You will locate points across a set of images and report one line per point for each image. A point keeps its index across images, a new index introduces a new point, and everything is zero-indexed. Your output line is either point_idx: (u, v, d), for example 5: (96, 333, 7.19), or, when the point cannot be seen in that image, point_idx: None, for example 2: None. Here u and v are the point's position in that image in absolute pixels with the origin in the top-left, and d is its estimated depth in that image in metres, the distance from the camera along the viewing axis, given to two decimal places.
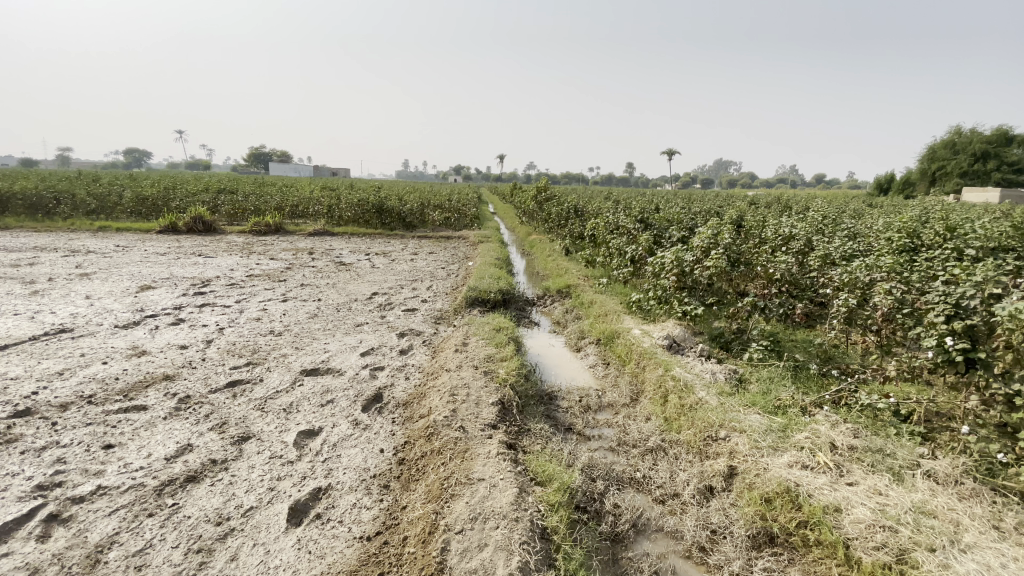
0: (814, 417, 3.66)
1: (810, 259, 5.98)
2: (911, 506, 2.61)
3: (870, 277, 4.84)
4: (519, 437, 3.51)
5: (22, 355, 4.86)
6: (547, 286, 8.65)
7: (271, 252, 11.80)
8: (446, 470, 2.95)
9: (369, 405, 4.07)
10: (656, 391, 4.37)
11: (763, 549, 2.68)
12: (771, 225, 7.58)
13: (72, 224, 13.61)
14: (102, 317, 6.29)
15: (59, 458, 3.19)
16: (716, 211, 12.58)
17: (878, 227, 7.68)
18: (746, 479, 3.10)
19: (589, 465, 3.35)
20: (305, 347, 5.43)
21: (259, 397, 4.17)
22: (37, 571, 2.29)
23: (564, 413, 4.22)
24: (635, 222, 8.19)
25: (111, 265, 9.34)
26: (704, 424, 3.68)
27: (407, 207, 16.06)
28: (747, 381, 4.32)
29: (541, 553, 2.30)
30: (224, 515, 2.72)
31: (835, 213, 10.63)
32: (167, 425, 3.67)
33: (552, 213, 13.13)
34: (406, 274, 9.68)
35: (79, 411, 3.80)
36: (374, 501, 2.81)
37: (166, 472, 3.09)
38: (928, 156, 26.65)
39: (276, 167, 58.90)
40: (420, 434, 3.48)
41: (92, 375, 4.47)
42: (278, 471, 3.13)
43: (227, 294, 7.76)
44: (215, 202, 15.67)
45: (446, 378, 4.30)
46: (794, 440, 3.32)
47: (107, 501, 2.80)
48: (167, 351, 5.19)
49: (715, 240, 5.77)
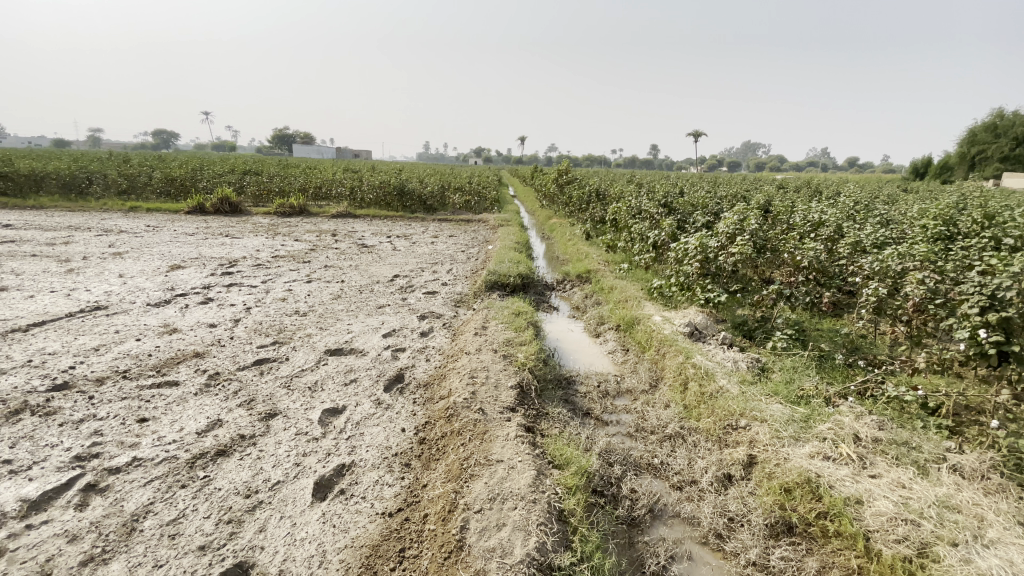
0: (837, 407, 3.60)
1: (840, 246, 5.81)
2: (935, 500, 2.57)
3: (903, 266, 4.69)
4: (538, 421, 3.55)
5: (60, 331, 5.09)
6: (568, 271, 8.62)
7: (295, 233, 11.99)
8: (465, 451, 3.00)
9: (391, 385, 4.16)
10: (675, 378, 4.35)
11: (781, 538, 2.68)
12: (800, 210, 7.38)
13: (105, 204, 14.05)
14: (135, 294, 6.53)
15: (97, 431, 3.35)
16: (743, 195, 12.29)
17: (912, 213, 7.40)
18: (766, 468, 3.07)
19: (606, 449, 3.38)
20: (329, 328, 5.55)
21: (284, 375, 4.30)
22: (76, 538, 2.43)
23: (583, 398, 4.24)
24: (658, 206, 8.06)
25: (143, 245, 9.64)
26: (724, 413, 3.66)
27: (427, 189, 16.08)
28: (769, 370, 4.26)
29: (558, 535, 2.34)
30: (253, 488, 2.83)
31: (866, 199, 10.25)
32: (198, 401, 3.82)
33: (573, 197, 13.01)
34: (426, 257, 9.75)
35: (115, 386, 3.98)
36: (396, 479, 2.89)
37: (197, 445, 3.22)
38: (969, 138, 25.43)
39: (299, 148, 59.42)
40: (440, 415, 3.54)
41: (126, 352, 4.66)
42: (303, 447, 3.23)
43: (253, 274, 7.95)
44: (240, 183, 15.95)
45: (465, 360, 4.36)
46: (817, 431, 3.28)
47: (141, 472, 2.94)
48: (197, 329, 5.37)
49: (740, 226, 5.65)
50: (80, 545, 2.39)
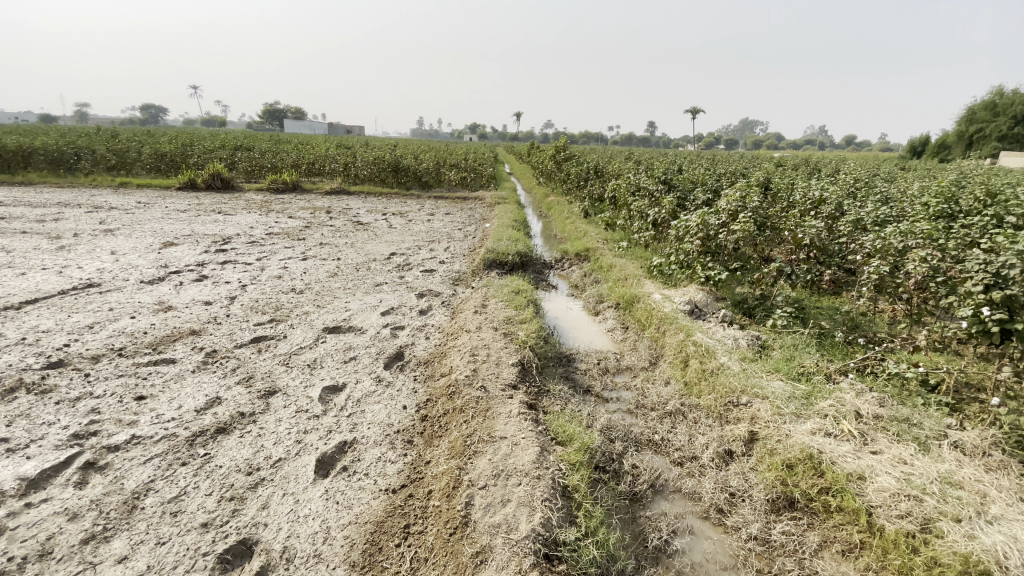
0: (838, 384, 3.62)
1: (840, 223, 5.79)
2: (937, 476, 2.59)
3: (905, 243, 4.67)
4: (539, 398, 3.54)
5: (52, 309, 5.00)
6: (566, 249, 8.56)
7: (289, 210, 11.82)
8: (468, 428, 2.99)
9: (390, 363, 4.13)
10: (676, 355, 4.34)
11: (782, 512, 2.70)
12: (801, 187, 7.34)
13: (94, 180, 13.77)
14: (128, 272, 6.42)
15: (94, 408, 3.32)
16: (742, 172, 12.16)
17: (913, 191, 7.36)
18: (768, 444, 3.08)
19: (608, 426, 3.39)
20: (326, 305, 5.50)
21: (283, 353, 4.26)
22: (77, 516, 2.41)
23: (583, 375, 4.24)
24: (658, 183, 7.96)
25: (134, 222, 9.46)
26: (725, 389, 3.66)
27: (423, 165, 15.83)
28: (770, 348, 4.26)
29: (563, 510, 2.34)
30: (255, 465, 2.82)
31: (866, 176, 10.16)
32: (196, 378, 3.78)
33: (571, 173, 12.83)
34: (423, 235, 9.65)
35: (111, 364, 3.93)
36: (398, 456, 2.88)
37: (196, 423, 3.20)
38: (967, 116, 25.18)
39: (292, 123, 58.21)
40: (442, 392, 3.52)
41: (121, 329, 4.60)
42: (303, 425, 3.22)
43: (248, 252, 7.83)
44: (232, 159, 15.64)
45: (465, 338, 4.33)
46: (818, 407, 3.29)
47: (141, 450, 2.92)
48: (193, 307, 5.30)
49: (743, 203, 5.60)
50: (82, 522, 2.37)
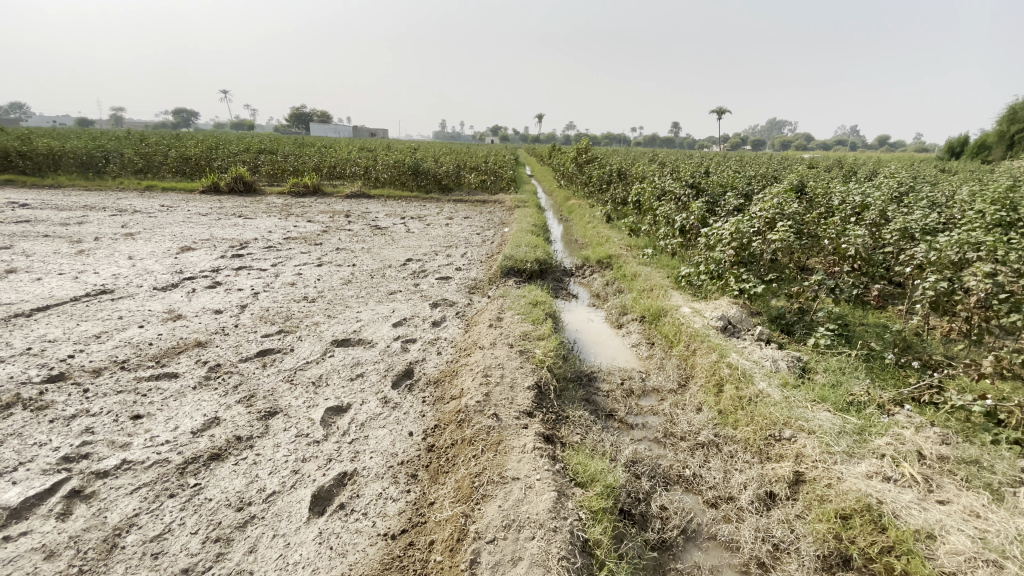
0: (894, 417, 3.23)
1: (887, 232, 5.33)
2: (1017, 534, 2.20)
3: (963, 256, 4.26)
4: (557, 426, 3.24)
5: (62, 317, 4.92)
6: (587, 255, 8.23)
7: (308, 214, 11.79)
8: (478, 465, 2.70)
9: (399, 381, 3.88)
10: (708, 378, 3.98)
11: (835, 573, 2.34)
12: (840, 192, 6.87)
13: (121, 183, 14.02)
14: (143, 278, 6.36)
15: (88, 428, 3.16)
16: (772, 175, 11.59)
17: (963, 195, 6.83)
18: (816, 489, 2.72)
19: (633, 459, 3.07)
20: (338, 315, 5.30)
21: (288, 368, 4.06)
22: (52, 555, 2.21)
23: (605, 398, 3.92)
24: (685, 187, 7.58)
25: (155, 226, 9.50)
26: (766, 421, 3.28)
27: (442, 168, 15.67)
28: (812, 371, 3.88)
29: (583, 572, 2.04)
30: (246, 500, 2.59)
31: (907, 179, 9.54)
32: (196, 395, 3.60)
33: (593, 176, 12.48)
34: (441, 240, 9.43)
35: (111, 377, 3.79)
36: (401, 493, 2.62)
37: (190, 447, 3.00)
38: (1010, 116, 23.62)
39: (317, 126, 59.04)
40: (451, 417, 3.25)
41: (127, 340, 4.47)
42: (303, 452, 2.99)
43: (264, 258, 7.73)
44: (254, 162, 15.77)
45: (479, 356, 4.05)
46: (874, 446, 2.91)
47: (130, 477, 2.73)
48: (202, 316, 5.16)
49: (781, 209, 5.20)
50: (57, 562, 2.18)
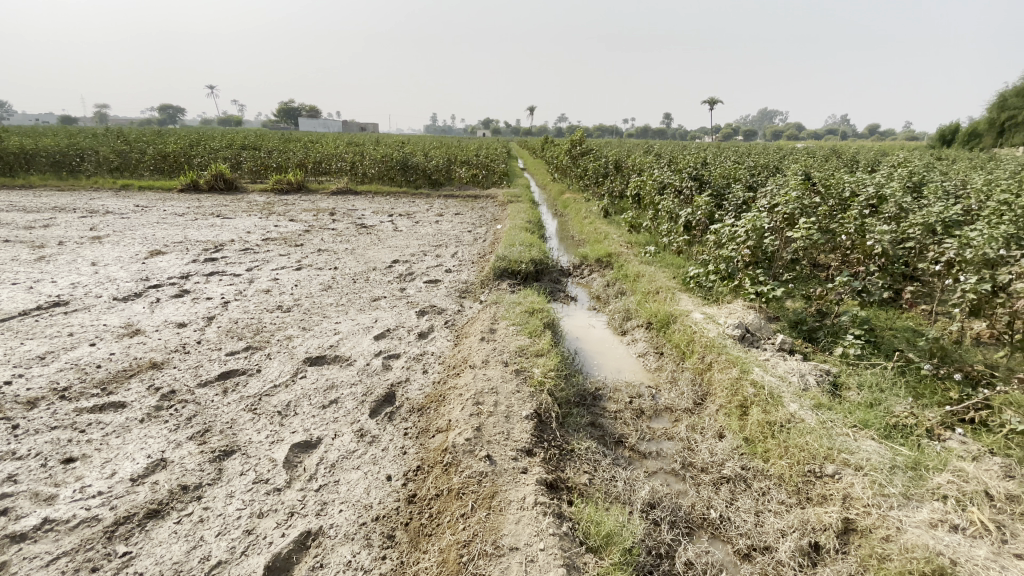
0: (947, 446, 2.82)
1: (910, 225, 4.89)
2: None
3: (1001, 254, 3.79)
4: (560, 465, 2.79)
5: (5, 335, 4.38)
6: (585, 253, 7.75)
7: (292, 212, 11.22)
8: (468, 529, 2.23)
9: (379, 409, 3.40)
10: (729, 398, 3.54)
11: None
12: (854, 181, 6.42)
13: (95, 183, 13.34)
14: (103, 287, 5.80)
15: (8, 477, 2.63)
16: (774, 166, 11.17)
17: (981, 184, 6.44)
18: (871, 544, 2.28)
19: (651, 502, 2.61)
20: (314, 327, 4.81)
21: (252, 394, 3.56)
22: None
23: (613, 421, 3.47)
24: (688, 179, 7.10)
25: (126, 228, 8.90)
26: (803, 453, 2.85)
27: (432, 163, 15.09)
28: (845, 387, 3.45)
29: None
30: (184, 573, 2.10)
31: (916, 168, 9.17)
32: (143, 430, 3.10)
33: (588, 169, 11.99)
34: (430, 239, 8.92)
35: (47, 409, 3.27)
36: (375, 561, 2.16)
37: (126, 501, 2.50)
38: (998, 104, 23.40)
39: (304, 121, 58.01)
40: (436, 458, 2.78)
41: (74, 362, 3.94)
42: (260, 504, 2.50)
43: (240, 261, 7.19)
44: (237, 159, 15.11)
45: (470, 377, 3.58)
46: (933, 486, 2.49)
47: (49, 544, 2.23)
48: (163, 331, 4.64)
49: (800, 204, 4.74)
50: None
